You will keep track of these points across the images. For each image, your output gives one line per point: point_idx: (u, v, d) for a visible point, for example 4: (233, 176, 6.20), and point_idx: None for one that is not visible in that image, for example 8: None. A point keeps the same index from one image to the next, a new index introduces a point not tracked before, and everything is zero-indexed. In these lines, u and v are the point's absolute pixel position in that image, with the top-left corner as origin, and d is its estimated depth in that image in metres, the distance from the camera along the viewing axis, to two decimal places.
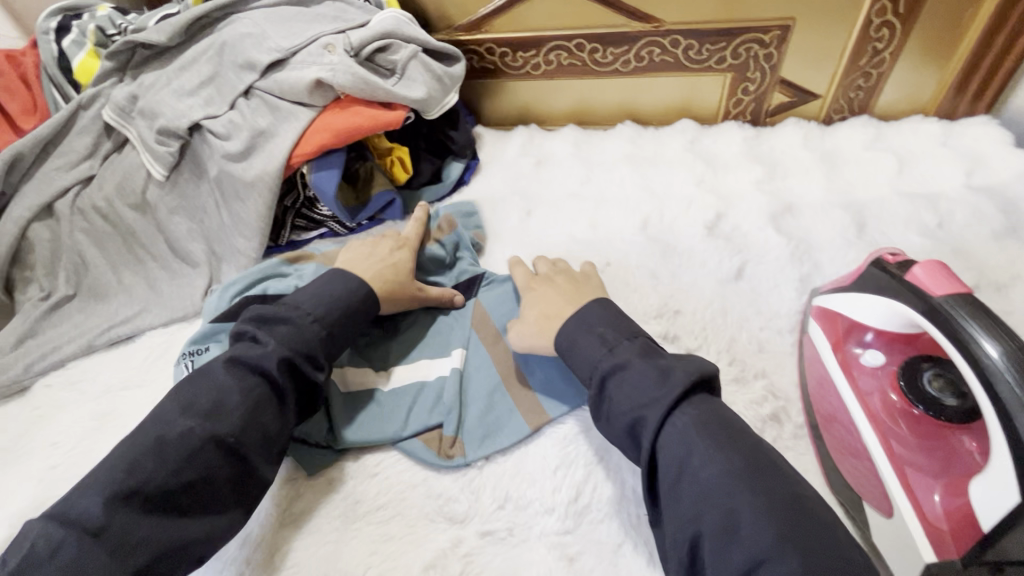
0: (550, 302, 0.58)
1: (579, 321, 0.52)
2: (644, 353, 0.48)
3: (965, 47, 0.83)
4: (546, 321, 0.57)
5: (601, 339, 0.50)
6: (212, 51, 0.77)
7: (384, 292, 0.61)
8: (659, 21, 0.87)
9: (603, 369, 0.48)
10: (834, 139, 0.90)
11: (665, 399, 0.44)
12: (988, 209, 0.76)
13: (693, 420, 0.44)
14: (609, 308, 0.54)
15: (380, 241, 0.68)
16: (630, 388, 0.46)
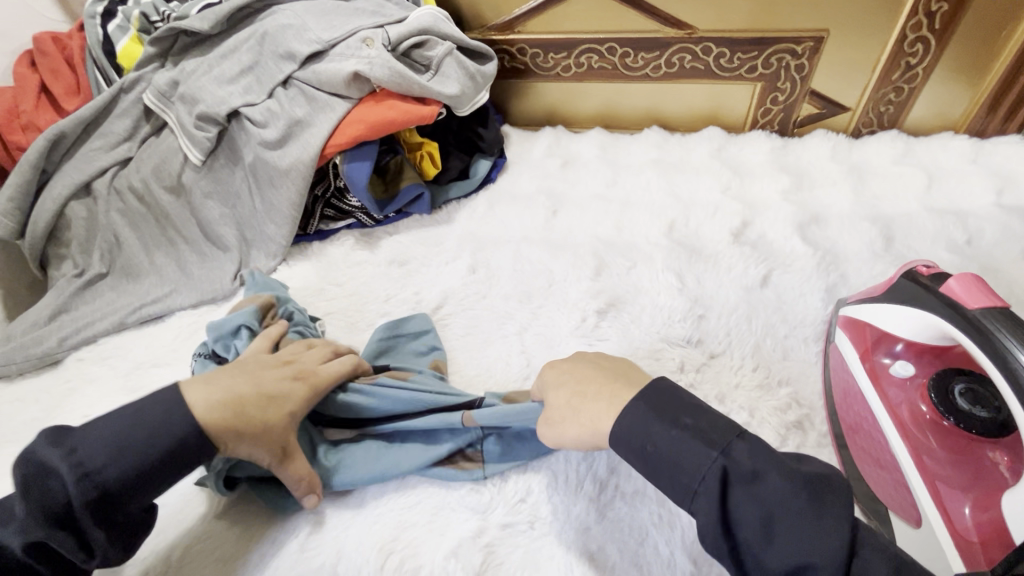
0: (588, 380, 0.49)
1: (639, 414, 0.43)
2: (763, 456, 0.40)
3: (999, 65, 0.83)
4: (584, 399, 0.48)
5: (698, 436, 0.40)
6: (253, 41, 0.78)
7: (222, 430, 0.47)
8: (692, 28, 0.88)
9: (723, 481, 0.39)
10: (862, 152, 0.90)
11: (837, 537, 0.36)
12: (1017, 228, 0.75)
13: (881, 567, 0.35)
14: (691, 398, 0.44)
15: (279, 363, 0.54)
16: (768, 508, 0.37)
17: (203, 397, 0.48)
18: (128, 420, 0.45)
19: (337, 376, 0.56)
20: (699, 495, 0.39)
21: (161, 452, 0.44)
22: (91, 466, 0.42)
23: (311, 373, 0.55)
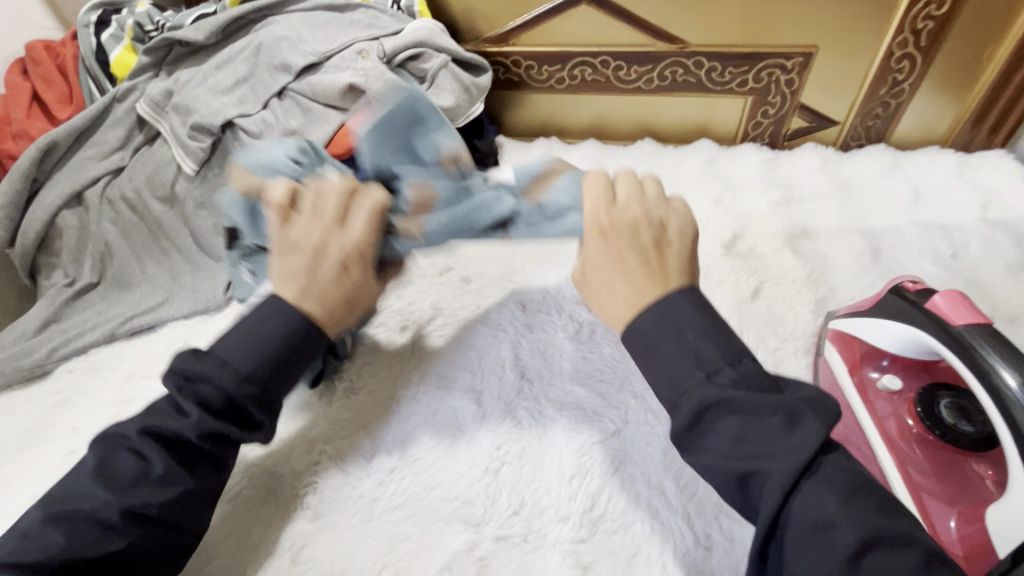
0: (628, 276, 0.49)
1: (659, 314, 0.46)
2: (747, 384, 0.42)
3: (983, 82, 0.85)
4: (618, 298, 0.49)
5: (695, 355, 0.43)
6: (248, 51, 0.79)
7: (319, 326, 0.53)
8: (684, 43, 0.89)
9: (699, 399, 0.42)
10: (851, 165, 0.92)
11: (794, 457, 0.38)
12: (1001, 242, 0.76)
13: (834, 486, 0.37)
14: (707, 306, 0.46)
15: (316, 279, 0.53)
16: (739, 425, 0.40)
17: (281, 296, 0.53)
18: (246, 333, 0.50)
19: (371, 235, 0.55)
20: (678, 403, 0.43)
21: (284, 352, 0.51)
22: (248, 372, 0.49)
23: (352, 249, 0.54)
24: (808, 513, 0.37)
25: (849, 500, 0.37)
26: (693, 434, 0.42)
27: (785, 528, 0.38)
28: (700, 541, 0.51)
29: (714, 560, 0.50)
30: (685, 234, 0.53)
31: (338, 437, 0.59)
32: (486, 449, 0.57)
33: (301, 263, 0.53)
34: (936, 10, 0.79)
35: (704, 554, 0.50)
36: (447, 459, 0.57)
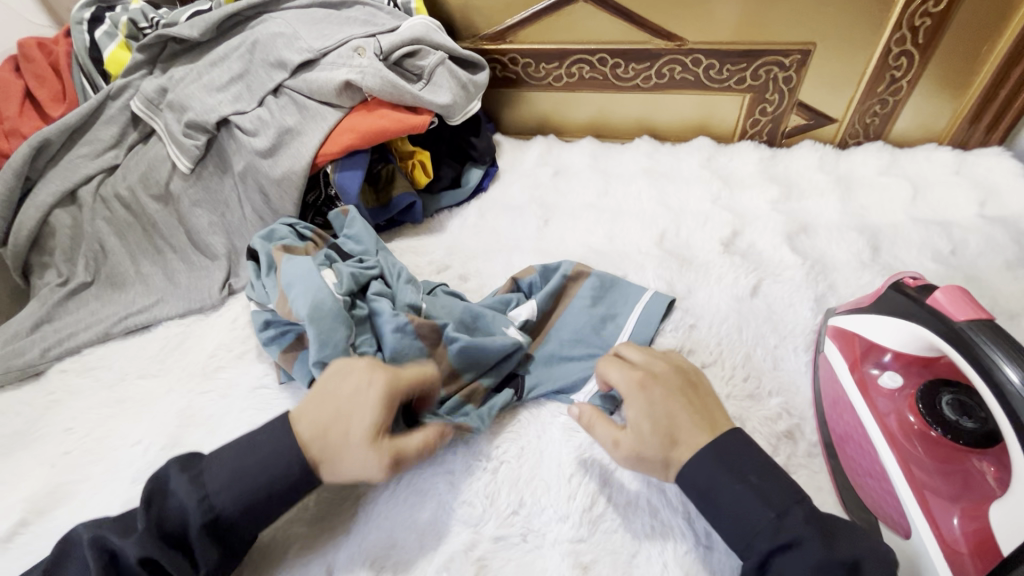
0: (679, 426, 0.49)
1: (719, 460, 0.47)
2: (820, 524, 0.43)
3: (980, 78, 0.84)
4: (672, 443, 0.49)
5: (760, 497, 0.45)
6: (243, 49, 0.78)
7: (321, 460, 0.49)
8: (682, 40, 0.89)
9: (770, 541, 0.43)
10: (848, 163, 0.92)
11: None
12: (999, 239, 0.76)
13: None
14: (761, 456, 0.47)
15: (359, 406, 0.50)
16: (805, 566, 0.41)
17: (301, 434, 0.49)
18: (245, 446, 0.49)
19: (416, 446, 0.51)
20: (750, 542, 0.44)
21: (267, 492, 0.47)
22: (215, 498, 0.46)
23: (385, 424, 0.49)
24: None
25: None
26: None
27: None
28: (701, 540, 0.50)
29: (715, 559, 0.49)
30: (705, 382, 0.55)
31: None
32: (484, 452, 0.57)
33: (345, 400, 0.50)
34: (934, 7, 0.79)
35: (705, 553, 0.49)
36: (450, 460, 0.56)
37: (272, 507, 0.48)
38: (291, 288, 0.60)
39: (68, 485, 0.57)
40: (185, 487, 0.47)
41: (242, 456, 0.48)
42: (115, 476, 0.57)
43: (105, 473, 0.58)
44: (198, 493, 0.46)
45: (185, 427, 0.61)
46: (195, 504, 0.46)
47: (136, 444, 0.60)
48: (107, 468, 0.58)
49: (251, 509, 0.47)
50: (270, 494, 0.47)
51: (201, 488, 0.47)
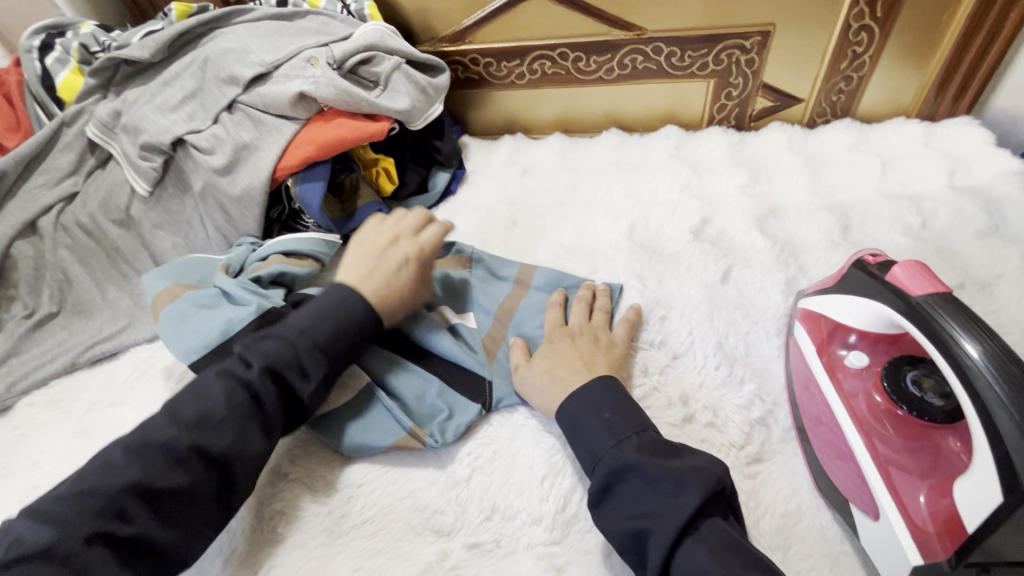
0: (564, 360, 0.57)
1: (583, 401, 0.52)
2: (651, 451, 0.47)
3: (942, 49, 0.84)
4: (551, 378, 0.56)
5: (608, 429, 0.49)
6: (195, 66, 0.77)
7: (385, 312, 0.59)
8: (640, 29, 0.88)
9: (611, 465, 0.46)
10: (817, 142, 0.91)
11: (675, 517, 0.42)
12: (969, 209, 0.76)
13: (708, 544, 0.41)
14: (626, 397, 0.52)
15: (386, 248, 0.63)
16: (640, 490, 0.45)
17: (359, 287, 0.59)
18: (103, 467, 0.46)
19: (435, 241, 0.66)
20: (594, 469, 0.48)
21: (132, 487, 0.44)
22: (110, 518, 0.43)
23: (417, 245, 0.64)
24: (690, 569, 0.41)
25: (723, 552, 0.41)
26: (601, 497, 0.47)
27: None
28: None
29: None
30: (628, 338, 0.62)
31: (306, 464, 0.57)
32: (458, 459, 0.56)
33: (376, 241, 0.64)
34: None
35: None
36: (414, 468, 0.57)
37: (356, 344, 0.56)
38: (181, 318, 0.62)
39: None
40: (284, 331, 0.54)
41: (323, 311, 0.56)
42: None
43: None
44: (297, 330, 0.54)
45: None
46: (298, 337, 0.53)
47: None
48: None
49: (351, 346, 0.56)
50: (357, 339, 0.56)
51: (295, 328, 0.54)
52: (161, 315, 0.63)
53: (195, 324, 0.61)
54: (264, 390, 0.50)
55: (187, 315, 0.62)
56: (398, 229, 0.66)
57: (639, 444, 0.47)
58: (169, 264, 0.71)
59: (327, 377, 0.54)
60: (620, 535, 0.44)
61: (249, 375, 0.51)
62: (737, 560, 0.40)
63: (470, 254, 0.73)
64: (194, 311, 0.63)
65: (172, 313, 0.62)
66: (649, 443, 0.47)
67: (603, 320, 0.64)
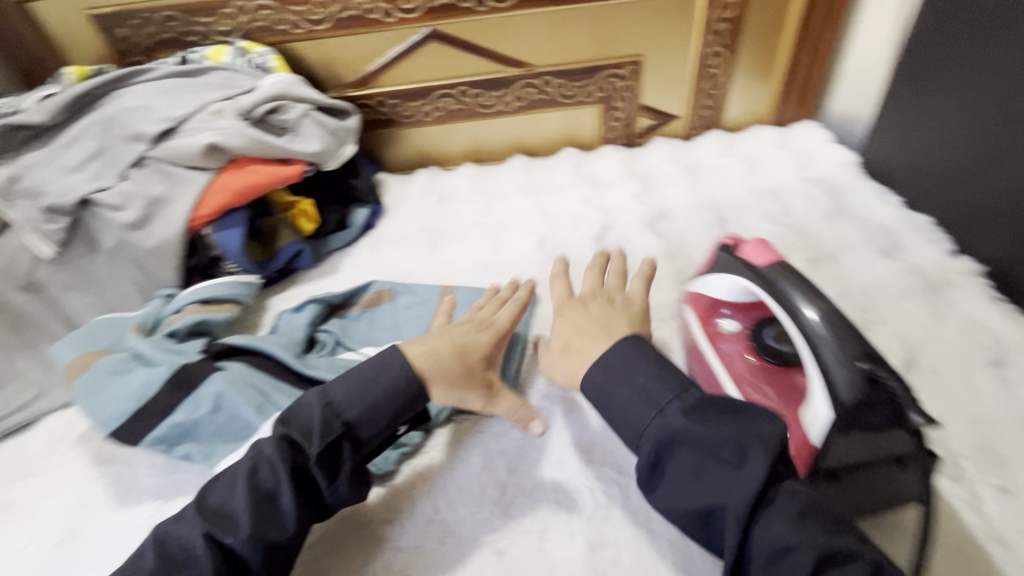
0: (575, 329, 0.56)
1: (609, 369, 0.49)
2: (698, 413, 0.44)
3: (779, 68, 1.01)
4: (568, 351, 0.55)
5: (646, 396, 0.46)
6: (98, 126, 0.78)
7: (426, 372, 0.54)
8: (530, 65, 0.98)
9: (657, 436, 0.44)
10: (694, 151, 1.04)
11: (742, 489, 0.40)
12: (817, 196, 0.90)
13: (786, 515, 0.39)
14: (653, 356, 0.49)
15: (460, 324, 0.62)
16: (696, 462, 0.43)
17: (409, 349, 0.55)
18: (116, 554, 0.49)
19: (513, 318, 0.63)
20: (641, 444, 0.46)
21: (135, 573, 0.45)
22: None
23: (490, 322, 0.62)
24: (768, 539, 0.39)
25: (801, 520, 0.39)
26: (656, 475, 0.45)
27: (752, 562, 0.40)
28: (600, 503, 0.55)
29: (613, 517, 0.54)
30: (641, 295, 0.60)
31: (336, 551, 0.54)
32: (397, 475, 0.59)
33: (461, 325, 0.61)
34: (727, 14, 0.94)
35: (602, 514, 0.55)
36: None
37: (366, 425, 0.50)
38: (94, 388, 0.62)
39: None
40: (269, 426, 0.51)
41: (311, 396, 0.52)
42: None
43: None
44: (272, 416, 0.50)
45: (81, 517, 0.59)
46: (274, 425, 0.50)
47: (27, 546, 0.57)
48: None
49: (350, 425, 0.49)
50: (382, 399, 0.51)
51: (274, 416, 0.51)
52: (76, 388, 0.63)
53: (112, 393, 0.62)
54: (242, 498, 0.46)
55: (100, 385, 0.62)
56: (471, 317, 0.63)
57: (685, 408, 0.45)
58: (78, 330, 0.70)
59: (295, 469, 0.47)
60: (683, 513, 0.43)
61: (227, 482, 0.48)
62: (819, 526, 0.39)
63: (390, 289, 0.79)
64: (107, 379, 0.63)
65: (86, 384, 0.62)
66: (691, 405, 0.45)
67: (616, 282, 0.62)
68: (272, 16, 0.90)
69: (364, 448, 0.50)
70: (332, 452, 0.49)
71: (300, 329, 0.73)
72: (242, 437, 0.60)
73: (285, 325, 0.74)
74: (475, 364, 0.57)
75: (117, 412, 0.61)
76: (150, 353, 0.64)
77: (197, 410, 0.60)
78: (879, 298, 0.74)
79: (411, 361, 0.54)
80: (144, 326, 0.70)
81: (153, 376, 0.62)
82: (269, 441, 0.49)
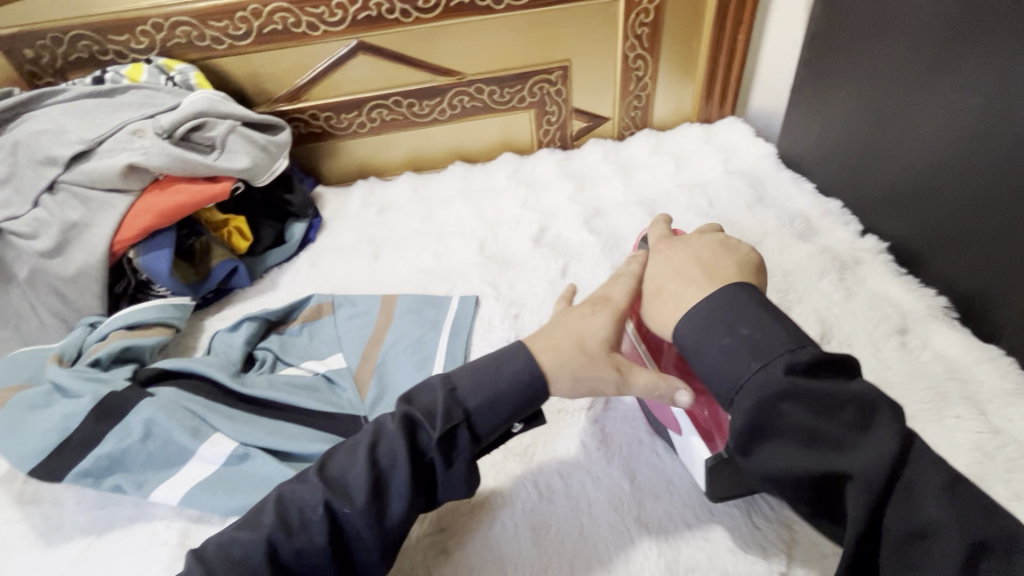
0: (678, 278, 0.52)
1: (703, 322, 0.47)
2: (811, 372, 0.42)
3: (699, 69, 1.06)
4: (670, 302, 0.51)
5: (747, 349, 0.44)
6: (4, 152, 0.74)
7: (545, 364, 0.49)
8: (461, 74, 1.00)
9: (762, 393, 0.42)
10: (626, 150, 1.09)
11: (875, 455, 0.39)
12: (740, 188, 0.96)
13: (927, 485, 0.38)
14: (760, 309, 0.46)
15: (573, 306, 0.55)
16: (808, 425, 0.41)
17: (534, 341, 0.50)
18: None
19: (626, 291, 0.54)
20: (737, 402, 0.43)
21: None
22: None
23: (604, 300, 0.54)
24: (905, 520, 0.38)
25: (951, 498, 0.38)
26: (757, 437, 0.42)
27: (884, 540, 0.39)
28: (543, 494, 0.57)
29: (556, 506, 0.56)
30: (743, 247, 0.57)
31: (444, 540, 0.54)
32: None
33: (581, 307, 0.54)
34: (646, 19, 0.99)
35: (546, 504, 0.56)
36: None
37: (458, 432, 0.46)
38: (10, 426, 0.59)
39: None
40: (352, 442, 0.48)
41: (411, 399, 0.48)
42: None
43: None
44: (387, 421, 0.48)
45: (3, 563, 0.56)
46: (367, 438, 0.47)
47: None
48: None
49: (448, 433, 0.46)
50: (505, 397, 0.47)
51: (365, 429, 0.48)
52: None
53: (30, 428, 0.59)
54: (349, 511, 0.44)
55: (18, 422, 0.59)
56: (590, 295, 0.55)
57: (792, 368, 0.42)
58: None
59: (377, 486, 0.45)
60: (793, 476, 0.41)
61: (309, 493, 0.45)
62: (949, 496, 0.38)
63: (330, 301, 0.79)
64: (26, 415, 0.60)
65: (1, 422, 0.59)
66: (806, 365, 0.42)
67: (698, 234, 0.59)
68: (192, 33, 0.88)
69: (481, 442, 0.47)
70: (449, 440, 0.46)
71: (237, 348, 0.72)
72: (175, 461, 0.58)
73: (221, 345, 0.73)
74: (594, 351, 0.49)
75: (35, 448, 0.58)
76: (71, 383, 0.61)
77: (125, 438, 0.58)
78: (798, 279, 0.79)
79: (539, 359, 0.49)
80: (66, 357, 0.67)
81: (75, 408, 0.59)
82: (391, 417, 0.48)
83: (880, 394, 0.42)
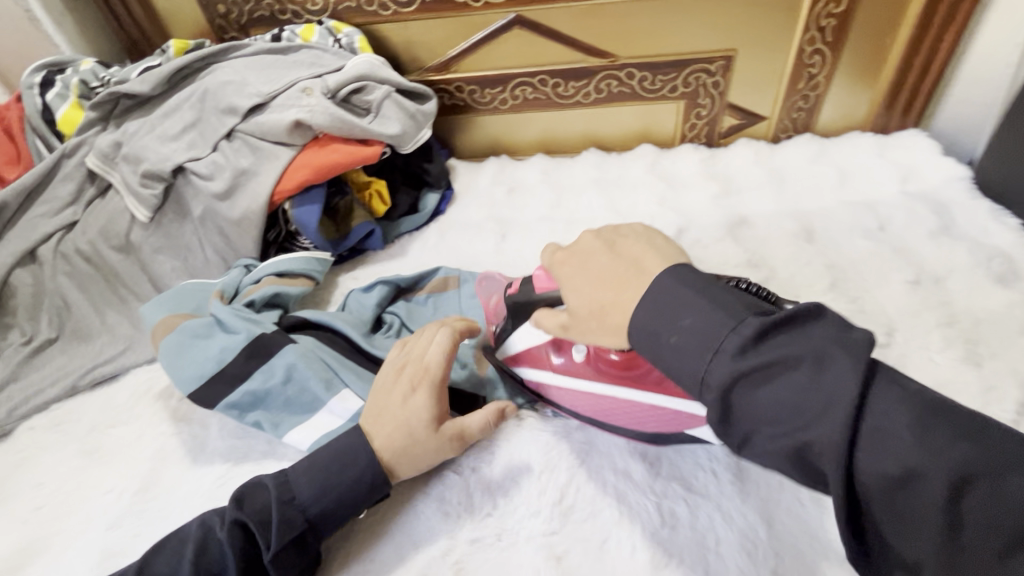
0: (598, 287, 0.47)
1: (654, 317, 0.43)
2: (761, 348, 0.39)
3: (887, 72, 0.92)
4: (604, 306, 0.47)
5: (695, 339, 0.41)
6: (195, 98, 0.81)
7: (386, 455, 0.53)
8: (614, 56, 0.95)
9: (719, 381, 0.39)
10: (781, 155, 0.98)
11: (839, 412, 0.35)
12: (921, 213, 0.82)
13: (901, 426, 0.34)
14: (696, 302, 0.42)
15: (394, 377, 0.56)
16: (775, 398, 0.38)
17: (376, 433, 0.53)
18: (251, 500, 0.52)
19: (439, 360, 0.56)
20: (704, 388, 0.40)
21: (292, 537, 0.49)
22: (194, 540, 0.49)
23: (420, 373, 0.55)
24: (878, 470, 0.34)
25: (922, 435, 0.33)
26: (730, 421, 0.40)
27: (869, 492, 0.35)
28: (666, 520, 0.52)
29: (679, 536, 0.51)
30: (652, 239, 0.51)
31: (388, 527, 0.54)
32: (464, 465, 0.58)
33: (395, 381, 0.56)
34: (835, 9, 0.87)
35: (669, 532, 0.52)
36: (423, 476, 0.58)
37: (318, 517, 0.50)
38: (176, 350, 0.65)
39: (47, 538, 0.58)
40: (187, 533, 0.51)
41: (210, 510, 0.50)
42: (93, 526, 0.58)
43: (82, 525, 0.59)
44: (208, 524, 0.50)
45: (159, 470, 0.62)
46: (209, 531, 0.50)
47: (109, 492, 0.61)
48: (83, 520, 0.59)
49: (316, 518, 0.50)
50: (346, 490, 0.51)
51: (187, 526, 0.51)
52: (160, 348, 0.66)
53: (192, 356, 0.64)
54: None
55: (182, 348, 0.65)
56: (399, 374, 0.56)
57: (738, 348, 0.39)
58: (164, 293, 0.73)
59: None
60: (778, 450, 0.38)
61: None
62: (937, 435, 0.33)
63: (456, 276, 0.79)
64: (189, 343, 0.65)
65: (169, 346, 0.65)
66: (752, 340, 0.39)
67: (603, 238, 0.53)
68: None
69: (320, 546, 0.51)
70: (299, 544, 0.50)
71: (368, 310, 0.73)
72: (309, 409, 0.61)
73: (354, 304, 0.75)
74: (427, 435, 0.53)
75: (196, 375, 0.63)
76: (229, 320, 0.66)
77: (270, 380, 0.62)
78: (990, 330, 0.67)
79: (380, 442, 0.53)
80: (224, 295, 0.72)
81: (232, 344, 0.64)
82: (223, 521, 0.50)
83: (833, 343, 0.37)
